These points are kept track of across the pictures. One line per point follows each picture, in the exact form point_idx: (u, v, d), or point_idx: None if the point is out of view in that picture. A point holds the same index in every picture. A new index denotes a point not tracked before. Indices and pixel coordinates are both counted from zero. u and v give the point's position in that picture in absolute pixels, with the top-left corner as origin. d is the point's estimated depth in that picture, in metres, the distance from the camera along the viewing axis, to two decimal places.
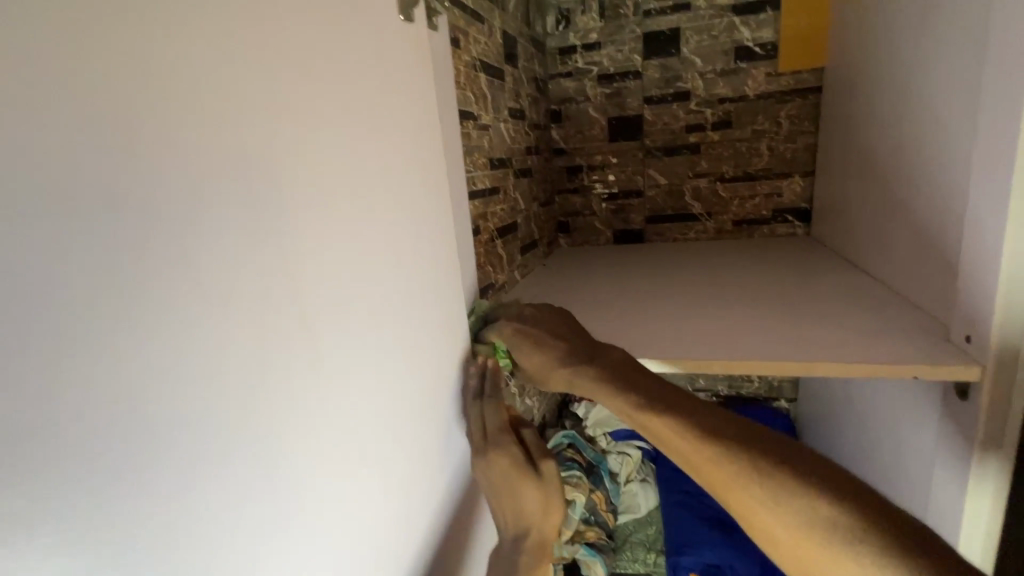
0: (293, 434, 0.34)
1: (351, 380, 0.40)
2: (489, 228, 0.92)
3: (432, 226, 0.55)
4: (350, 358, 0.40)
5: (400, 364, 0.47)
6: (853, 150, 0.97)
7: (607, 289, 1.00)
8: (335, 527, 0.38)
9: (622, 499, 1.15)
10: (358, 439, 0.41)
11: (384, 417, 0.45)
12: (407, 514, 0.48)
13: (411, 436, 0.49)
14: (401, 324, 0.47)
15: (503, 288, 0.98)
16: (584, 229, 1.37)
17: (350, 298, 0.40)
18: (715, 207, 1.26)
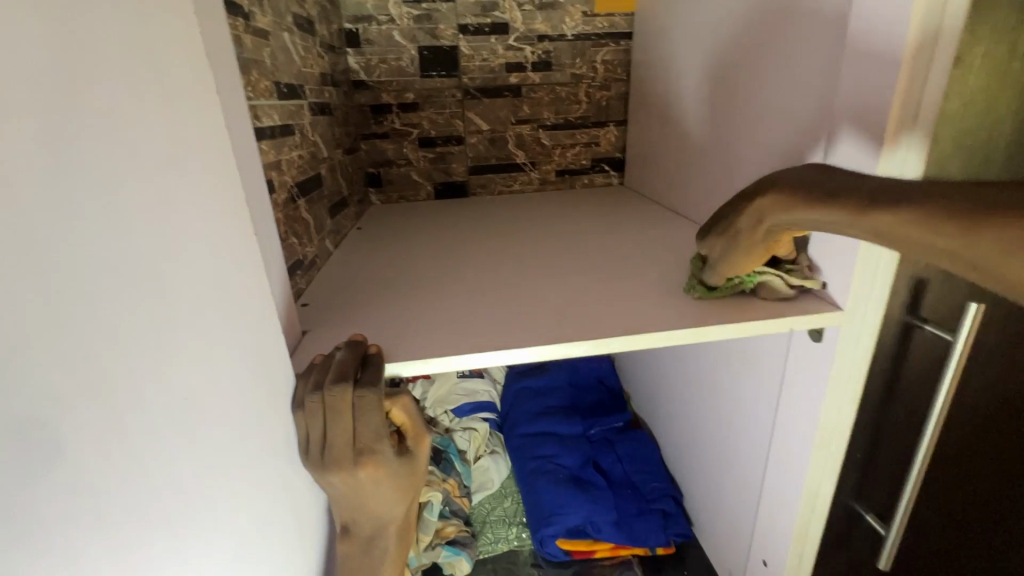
0: (128, 381, 0.31)
1: (176, 322, 0.35)
2: (287, 183, 0.66)
3: (207, 156, 0.40)
4: (168, 295, 0.35)
5: (229, 308, 0.42)
6: (643, 101, 1.10)
7: (445, 256, 0.84)
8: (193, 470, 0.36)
9: (473, 477, 1.06)
10: (199, 383, 0.37)
11: (224, 365, 0.40)
12: (263, 474, 0.45)
13: (224, 432, 0.40)
14: (174, 320, 0.35)
15: (314, 265, 0.74)
16: (398, 182, 1.16)
17: (91, 284, 0.29)
18: (539, 155, 1.19)
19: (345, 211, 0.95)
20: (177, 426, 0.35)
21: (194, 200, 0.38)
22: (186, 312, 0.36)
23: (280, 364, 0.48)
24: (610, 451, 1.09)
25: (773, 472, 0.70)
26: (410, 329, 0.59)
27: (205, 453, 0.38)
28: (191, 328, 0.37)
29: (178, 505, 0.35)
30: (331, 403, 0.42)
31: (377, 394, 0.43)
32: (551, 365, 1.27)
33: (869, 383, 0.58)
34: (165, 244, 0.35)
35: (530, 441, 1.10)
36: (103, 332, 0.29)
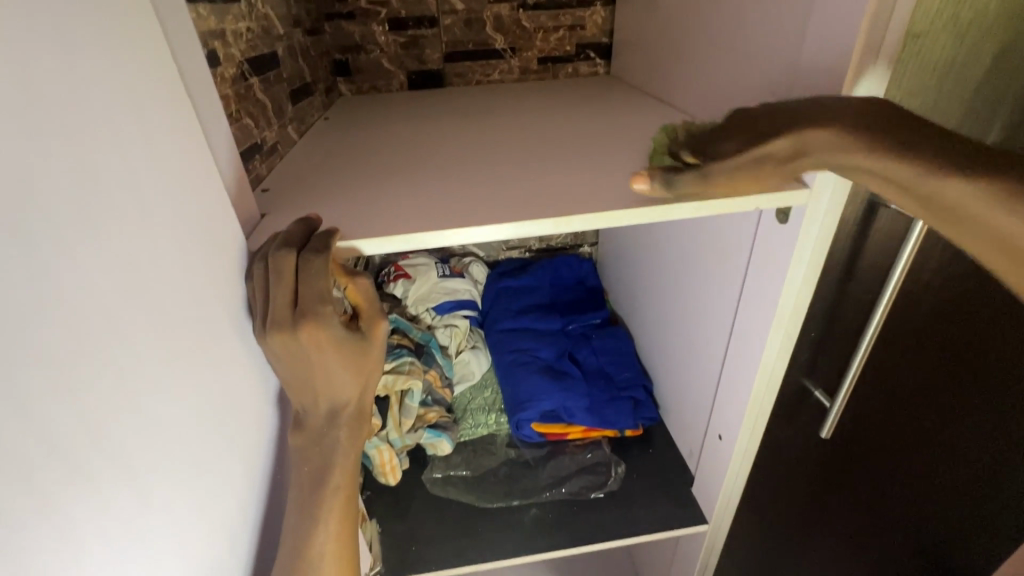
0: (38, 232, 0.29)
1: (90, 182, 0.33)
2: (236, 59, 0.61)
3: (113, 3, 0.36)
4: (75, 151, 0.32)
5: (157, 181, 0.40)
6: None
7: (416, 145, 0.80)
8: (128, 339, 0.35)
9: (455, 370, 1.11)
10: (125, 252, 0.36)
11: (155, 240, 0.39)
12: (212, 357, 0.45)
13: (203, 364, 0.44)
14: (138, 259, 0.37)
15: (277, 153, 0.71)
16: (369, 70, 1.09)
17: (5, 173, 0.27)
18: (519, 40, 1.10)
19: (311, 99, 0.90)
20: (102, 289, 0.33)
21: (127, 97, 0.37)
22: (98, 172, 0.34)
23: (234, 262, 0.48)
24: (586, 344, 1.13)
25: (734, 356, 0.72)
26: (374, 213, 0.58)
27: (193, 394, 0.42)
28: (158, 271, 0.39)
29: (122, 393, 0.34)
30: (276, 264, 0.43)
31: (319, 258, 0.44)
32: (533, 266, 1.28)
33: (831, 264, 0.59)
34: (84, 136, 0.33)
35: (509, 336, 1.13)
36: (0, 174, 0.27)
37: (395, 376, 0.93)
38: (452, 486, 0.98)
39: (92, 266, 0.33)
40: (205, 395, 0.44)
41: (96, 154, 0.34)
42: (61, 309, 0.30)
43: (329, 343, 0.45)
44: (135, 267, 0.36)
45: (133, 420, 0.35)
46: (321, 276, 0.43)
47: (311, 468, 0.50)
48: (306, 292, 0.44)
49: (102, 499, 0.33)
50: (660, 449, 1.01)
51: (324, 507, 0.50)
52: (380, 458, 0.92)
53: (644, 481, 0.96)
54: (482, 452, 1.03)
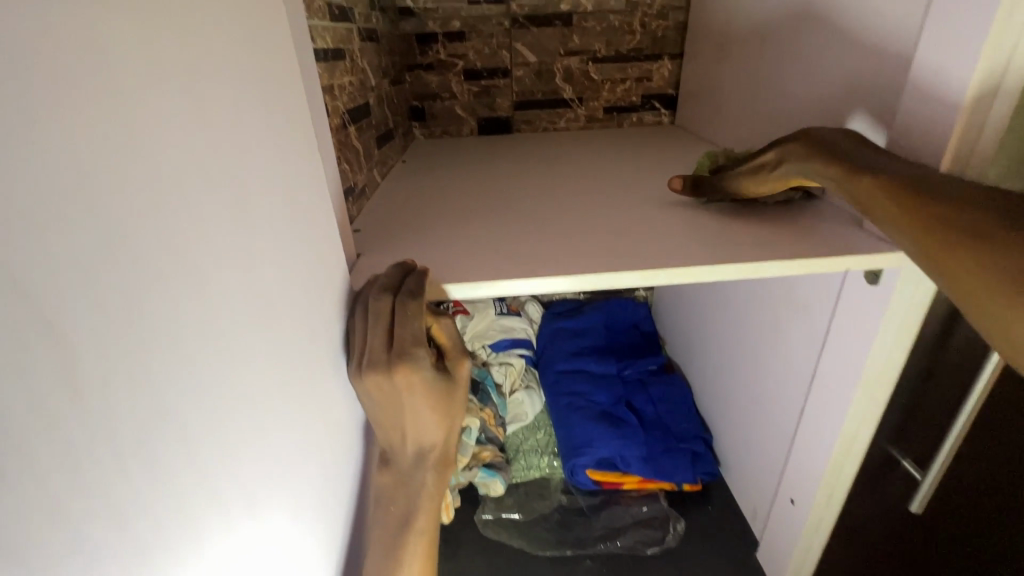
0: (224, 273, 0.32)
1: (260, 228, 0.36)
2: (339, 109, 0.67)
3: (283, 72, 0.41)
4: (253, 201, 0.35)
5: (304, 226, 0.43)
6: (703, 32, 1.03)
7: (489, 190, 0.84)
8: (269, 371, 0.37)
9: (509, 409, 1.11)
10: (278, 291, 0.38)
11: (298, 282, 0.41)
12: (328, 395, 0.46)
13: (330, 415, 0.47)
14: (295, 329, 0.41)
15: (364, 194, 0.76)
16: (442, 116, 1.15)
17: (208, 223, 0.31)
18: (587, 91, 1.14)
19: (391, 143, 0.95)
20: (256, 326, 0.36)
21: (292, 176, 0.41)
22: (266, 219, 0.37)
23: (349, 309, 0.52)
24: (643, 391, 1.11)
25: (812, 417, 0.70)
26: (459, 256, 0.60)
27: (324, 444, 0.46)
28: (308, 335, 0.43)
29: (258, 426, 0.36)
30: (373, 309, 0.46)
31: (414, 302, 0.46)
32: (588, 308, 1.28)
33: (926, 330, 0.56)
34: (261, 188, 0.36)
35: (564, 378, 1.13)
36: (207, 222, 0.30)
37: None
38: (503, 530, 0.96)
39: (251, 301, 0.35)
40: (330, 443, 0.47)
41: (275, 243, 0.38)
42: (247, 384, 0.34)
43: (418, 387, 0.46)
44: (294, 335, 0.41)
45: (263, 456, 0.36)
46: (416, 321, 0.46)
47: (395, 508, 0.51)
48: (400, 336, 0.45)
49: (237, 533, 0.33)
50: (720, 508, 0.97)
51: (407, 550, 0.50)
52: None
53: (704, 542, 0.92)
54: (533, 496, 1.01)
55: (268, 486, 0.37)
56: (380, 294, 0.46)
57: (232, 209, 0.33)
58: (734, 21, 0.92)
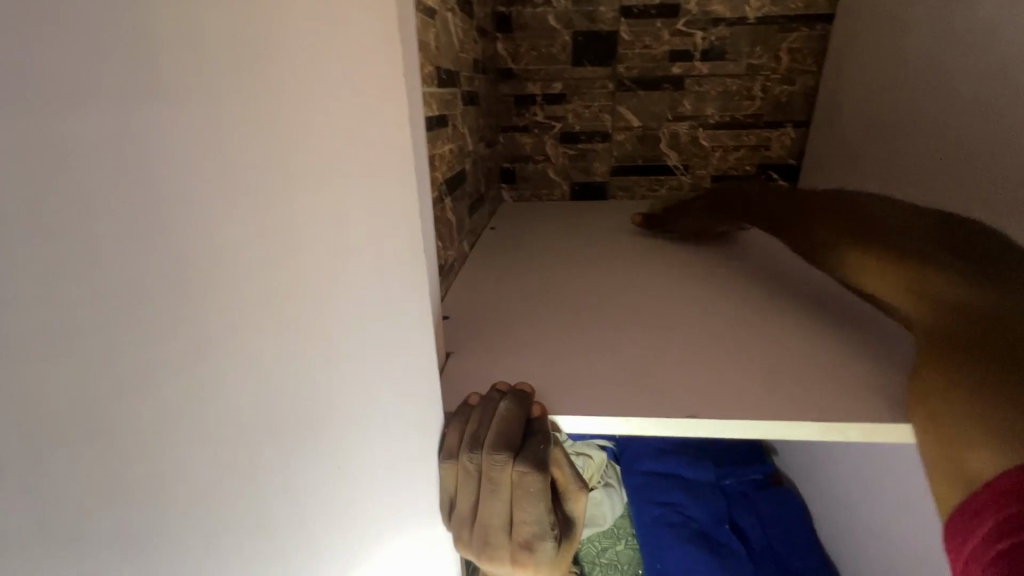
0: (309, 403, 0.26)
1: (360, 332, 0.30)
2: (438, 180, 0.60)
3: (393, 156, 0.34)
4: (351, 306, 0.29)
5: (410, 324, 0.36)
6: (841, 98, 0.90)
7: (590, 269, 0.73)
8: (363, 504, 0.31)
9: (584, 510, 0.97)
10: (377, 404, 0.32)
11: (401, 389, 0.35)
12: (429, 533, 0.38)
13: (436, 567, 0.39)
14: (394, 477, 0.34)
15: (453, 269, 0.68)
16: (534, 179, 1.08)
17: (296, 351, 0.25)
18: (694, 158, 1.04)
19: (482, 208, 0.89)
20: (349, 454, 0.29)
21: (392, 288, 0.34)
22: (369, 320, 0.31)
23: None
24: (748, 506, 0.94)
25: None
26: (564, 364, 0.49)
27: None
28: (415, 475, 0.36)
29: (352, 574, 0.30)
30: (484, 474, 0.36)
31: (541, 474, 0.36)
32: None
33: None
34: (360, 292, 0.30)
35: (652, 481, 0.97)
36: (294, 347, 0.25)
37: None
38: None
39: (344, 423, 0.29)
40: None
41: (382, 374, 0.32)
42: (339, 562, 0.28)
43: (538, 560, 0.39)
44: (396, 481, 0.34)
45: None
46: (537, 498, 0.36)
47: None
48: (521, 512, 0.37)
49: None
50: None
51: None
52: None
53: None
54: None
55: None
56: (498, 456, 0.35)
57: (323, 325, 0.27)
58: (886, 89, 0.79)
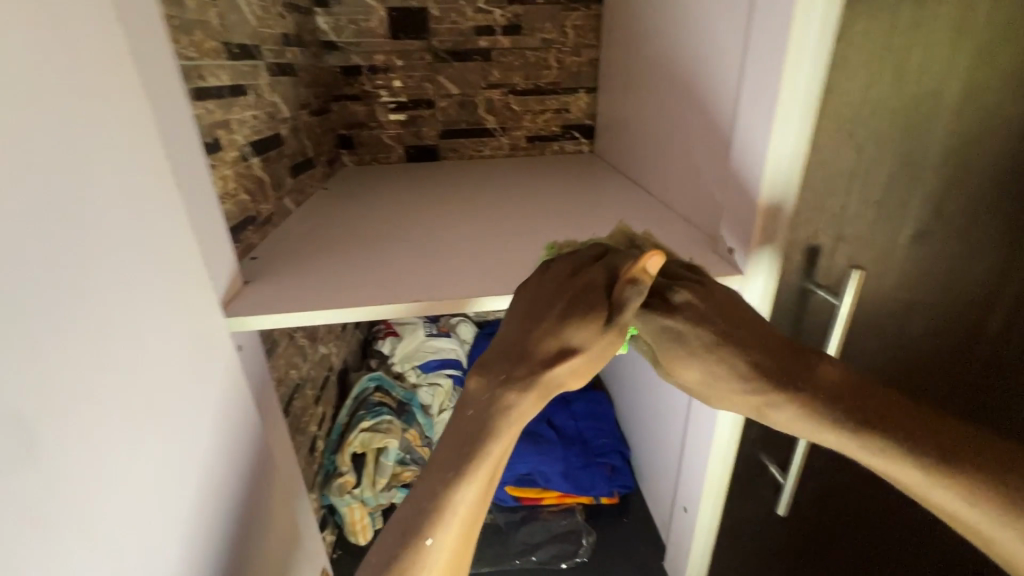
0: (53, 261, 0.34)
1: (101, 222, 0.39)
2: (239, 143, 0.69)
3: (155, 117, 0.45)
4: (88, 202, 0.37)
5: (161, 228, 0.45)
6: (611, 66, 1.10)
7: (401, 216, 0.87)
8: (119, 356, 0.40)
9: (436, 429, 1.13)
10: (126, 279, 0.41)
11: (150, 275, 0.44)
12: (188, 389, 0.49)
13: (219, 446, 0.54)
14: (171, 342, 0.47)
15: (270, 222, 0.78)
16: (370, 144, 1.19)
17: (31, 225, 0.33)
18: (509, 121, 1.21)
19: (311, 171, 0.99)
20: (99, 313, 0.38)
21: (158, 211, 0.45)
22: (106, 213, 0.39)
23: (232, 348, 0.57)
24: (566, 410, 1.15)
25: (692, 430, 0.74)
26: (345, 282, 0.63)
27: (213, 471, 0.53)
28: (192, 381, 0.49)
29: (110, 408, 0.39)
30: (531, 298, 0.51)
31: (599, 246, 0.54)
32: None
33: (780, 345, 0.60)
34: (99, 192, 0.39)
35: None
36: (26, 217, 0.32)
37: (370, 434, 0.97)
38: None
39: (88, 287, 0.37)
40: (219, 470, 0.54)
41: (155, 310, 0.45)
42: (139, 436, 0.42)
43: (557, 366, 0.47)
44: (179, 385, 0.47)
45: (120, 436, 0.40)
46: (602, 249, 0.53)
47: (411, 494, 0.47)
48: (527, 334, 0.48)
49: (94, 507, 0.37)
50: (634, 518, 1.01)
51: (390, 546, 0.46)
52: (351, 517, 0.93)
53: (614, 551, 0.96)
54: None
55: (126, 465, 0.40)
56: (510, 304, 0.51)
57: (67, 218, 0.36)
58: (631, 60, 0.99)
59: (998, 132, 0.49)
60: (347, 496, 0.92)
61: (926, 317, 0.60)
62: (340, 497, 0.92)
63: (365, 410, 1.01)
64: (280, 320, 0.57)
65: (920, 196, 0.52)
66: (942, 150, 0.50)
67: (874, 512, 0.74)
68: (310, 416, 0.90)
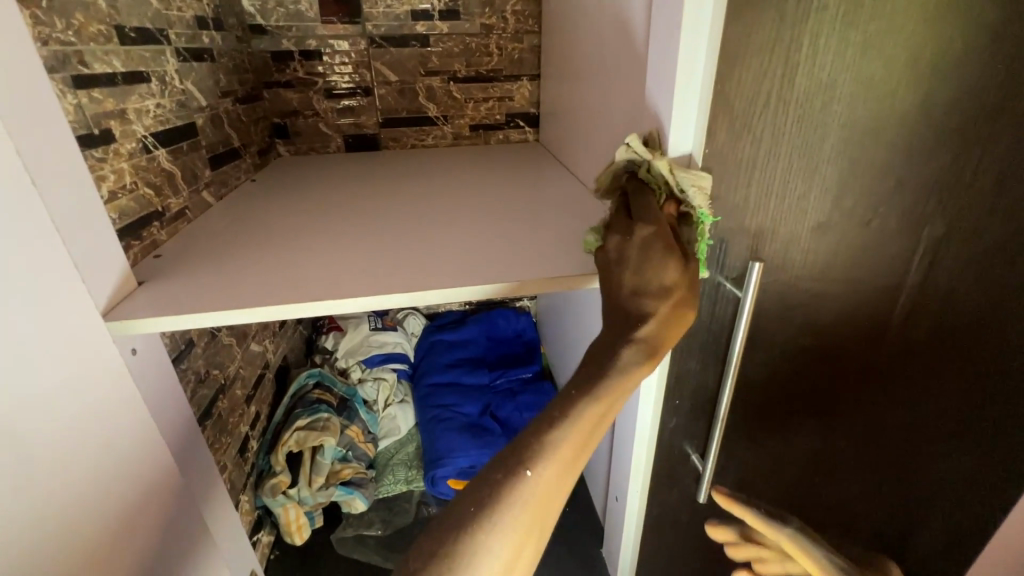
0: None
1: None
2: (139, 133, 0.66)
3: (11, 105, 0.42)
4: None
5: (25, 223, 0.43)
6: (551, 53, 1.08)
7: (328, 208, 0.84)
8: None
9: (380, 425, 1.12)
10: None
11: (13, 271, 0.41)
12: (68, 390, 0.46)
13: (130, 463, 0.54)
14: (43, 343, 0.44)
15: (183, 217, 0.75)
16: (306, 133, 1.15)
17: None
18: (451, 109, 1.18)
19: (237, 162, 0.95)
20: None
21: (19, 204, 0.42)
22: None
23: (124, 351, 0.54)
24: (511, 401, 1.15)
25: (620, 421, 0.74)
26: (250, 279, 0.60)
27: (126, 489, 0.53)
28: (90, 403, 0.49)
29: None
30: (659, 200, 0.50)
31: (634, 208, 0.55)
32: (469, 319, 1.33)
33: (697, 337, 0.60)
34: None
35: (435, 390, 1.15)
36: None
37: (306, 432, 0.95)
38: (365, 547, 0.96)
39: None
40: (114, 474, 0.52)
41: (23, 308, 0.42)
42: (35, 469, 0.42)
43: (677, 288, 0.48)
44: (78, 411, 0.47)
45: None
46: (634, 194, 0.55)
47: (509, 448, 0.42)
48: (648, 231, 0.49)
49: None
50: (577, 507, 1.01)
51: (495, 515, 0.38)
52: (285, 518, 0.91)
53: (556, 540, 0.97)
54: (397, 510, 1.02)
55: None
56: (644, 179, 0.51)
57: None
58: (567, 47, 0.98)
59: (888, 122, 0.50)
60: (281, 497, 0.90)
61: (833, 306, 0.61)
62: (273, 498, 0.89)
63: (302, 408, 0.99)
64: (171, 322, 0.53)
65: (819, 186, 0.52)
66: (836, 142, 0.50)
67: (797, 494, 0.76)
68: (237, 416, 0.87)
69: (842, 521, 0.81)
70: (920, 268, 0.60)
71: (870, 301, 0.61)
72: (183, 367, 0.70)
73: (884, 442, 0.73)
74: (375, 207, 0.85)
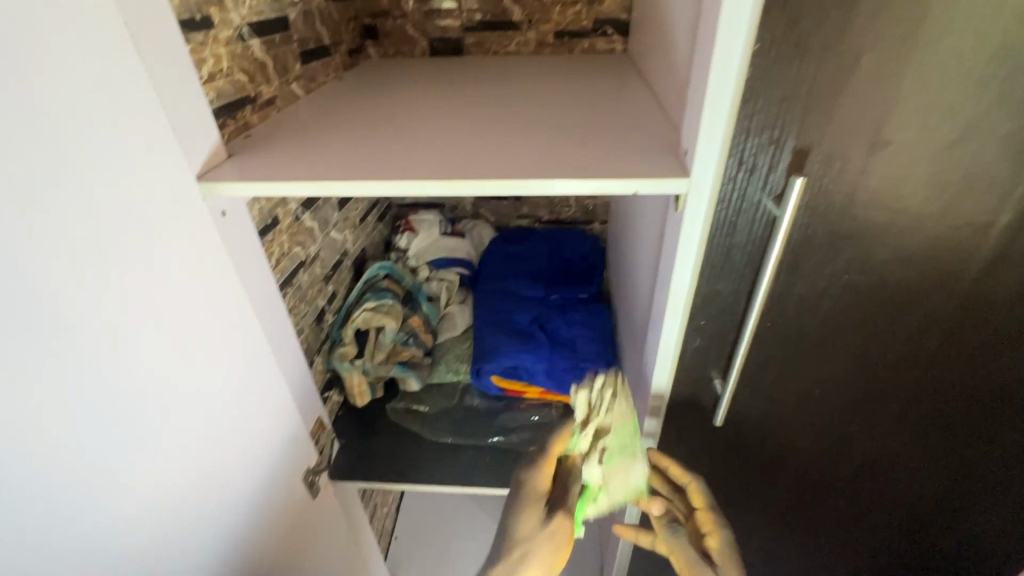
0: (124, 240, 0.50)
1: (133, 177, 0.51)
2: (234, 22, 0.73)
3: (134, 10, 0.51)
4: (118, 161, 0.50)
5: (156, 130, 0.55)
6: None
7: (401, 105, 0.89)
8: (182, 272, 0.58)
9: (440, 320, 1.22)
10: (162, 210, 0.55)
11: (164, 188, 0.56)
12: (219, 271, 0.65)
13: (250, 353, 0.72)
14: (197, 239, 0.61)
15: (273, 105, 0.83)
16: (394, 35, 1.18)
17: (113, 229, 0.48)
18: (536, 13, 1.14)
19: (327, 59, 1.01)
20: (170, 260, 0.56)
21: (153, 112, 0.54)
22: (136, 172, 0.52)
23: (214, 214, 0.64)
24: (562, 315, 1.18)
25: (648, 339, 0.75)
26: (315, 158, 0.67)
27: (249, 381, 0.71)
28: (194, 306, 0.60)
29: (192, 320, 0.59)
30: None
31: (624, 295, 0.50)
32: (536, 235, 1.37)
33: (730, 262, 0.58)
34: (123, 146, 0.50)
35: (492, 296, 1.22)
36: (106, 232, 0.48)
37: (372, 313, 1.07)
38: (416, 420, 1.10)
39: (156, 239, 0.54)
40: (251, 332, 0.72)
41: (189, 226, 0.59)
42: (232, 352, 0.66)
43: None
44: (225, 313, 0.66)
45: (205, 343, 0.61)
46: None
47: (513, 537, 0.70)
48: None
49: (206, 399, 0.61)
50: None
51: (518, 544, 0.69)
52: (351, 382, 1.06)
53: None
54: (444, 394, 1.13)
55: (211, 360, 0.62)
56: None
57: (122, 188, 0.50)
58: None
59: (997, 22, 0.42)
60: (348, 364, 1.04)
61: (897, 243, 0.55)
62: (341, 364, 1.04)
63: (372, 294, 1.11)
64: (248, 189, 0.63)
65: (893, 98, 0.46)
66: (926, 44, 0.43)
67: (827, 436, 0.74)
68: (315, 290, 1.00)
69: (871, 473, 0.79)
70: (1019, 211, 0.52)
71: (945, 241, 0.55)
72: (269, 238, 0.82)
73: (931, 400, 0.69)
74: (448, 103, 0.88)
